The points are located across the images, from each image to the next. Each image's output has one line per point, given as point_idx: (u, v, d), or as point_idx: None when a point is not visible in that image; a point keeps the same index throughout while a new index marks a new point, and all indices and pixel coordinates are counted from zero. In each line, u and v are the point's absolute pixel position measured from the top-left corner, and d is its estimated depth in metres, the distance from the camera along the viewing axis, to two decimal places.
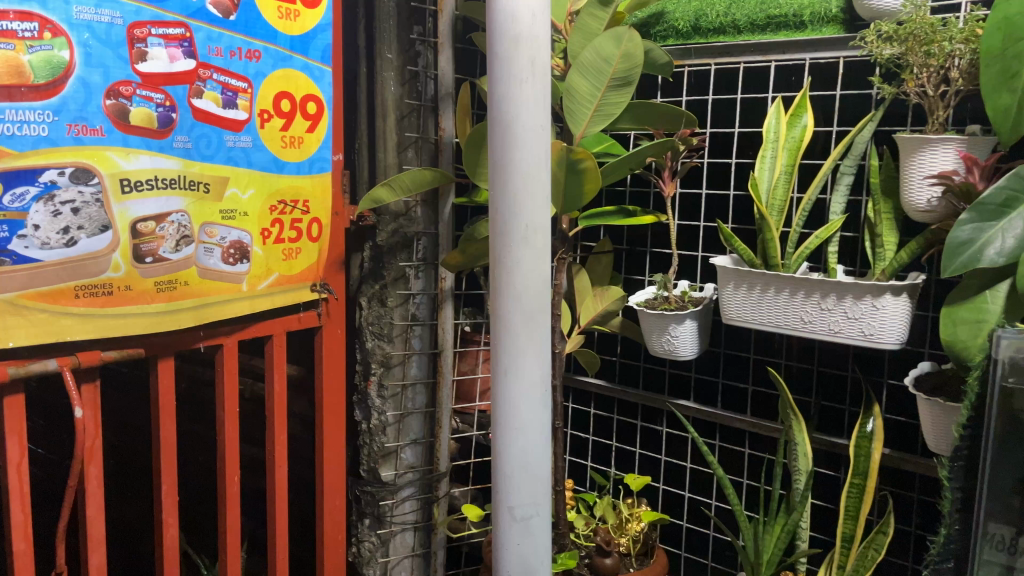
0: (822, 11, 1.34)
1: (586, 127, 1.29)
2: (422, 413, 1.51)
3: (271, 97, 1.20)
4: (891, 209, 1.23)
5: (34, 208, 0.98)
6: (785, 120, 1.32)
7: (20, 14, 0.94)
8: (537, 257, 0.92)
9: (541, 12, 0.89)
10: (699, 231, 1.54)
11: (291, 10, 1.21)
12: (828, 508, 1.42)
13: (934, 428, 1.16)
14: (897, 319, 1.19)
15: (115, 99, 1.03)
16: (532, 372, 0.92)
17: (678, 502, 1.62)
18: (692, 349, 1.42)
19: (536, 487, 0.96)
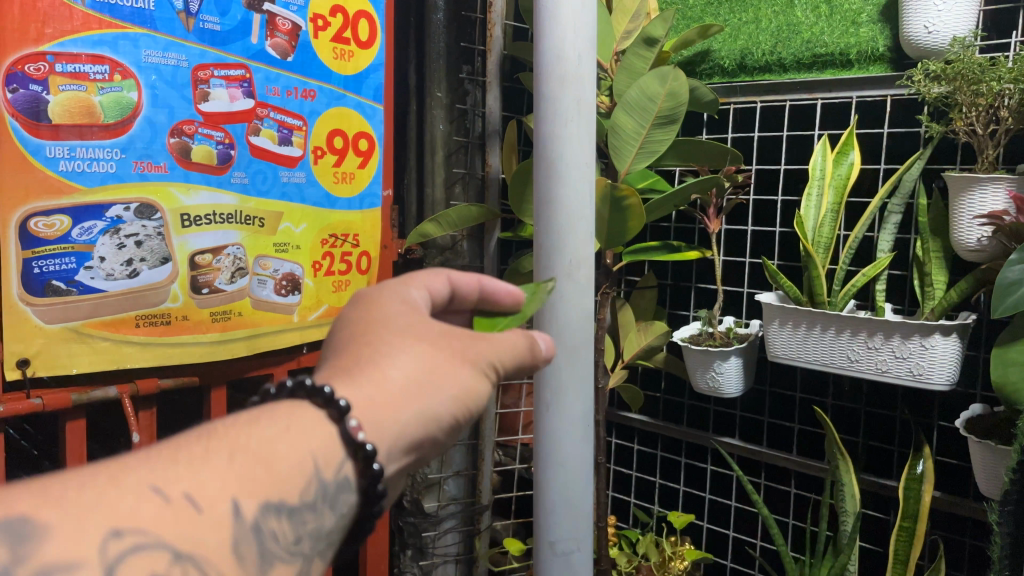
0: (869, 50, 1.34)
1: (631, 164, 1.31)
2: (465, 445, 1.51)
3: (324, 134, 1.24)
4: (940, 248, 1.22)
5: (101, 240, 1.03)
6: (831, 158, 1.32)
7: (92, 57, 0.99)
8: (580, 291, 0.94)
9: (587, 53, 0.92)
10: (745, 267, 1.53)
11: (346, 50, 1.25)
12: (877, 552, 1.39)
13: (985, 472, 1.13)
14: (947, 359, 1.17)
15: (178, 137, 1.08)
16: (574, 407, 0.93)
17: (723, 541, 1.59)
18: (737, 387, 1.41)
19: (576, 520, 0.97)
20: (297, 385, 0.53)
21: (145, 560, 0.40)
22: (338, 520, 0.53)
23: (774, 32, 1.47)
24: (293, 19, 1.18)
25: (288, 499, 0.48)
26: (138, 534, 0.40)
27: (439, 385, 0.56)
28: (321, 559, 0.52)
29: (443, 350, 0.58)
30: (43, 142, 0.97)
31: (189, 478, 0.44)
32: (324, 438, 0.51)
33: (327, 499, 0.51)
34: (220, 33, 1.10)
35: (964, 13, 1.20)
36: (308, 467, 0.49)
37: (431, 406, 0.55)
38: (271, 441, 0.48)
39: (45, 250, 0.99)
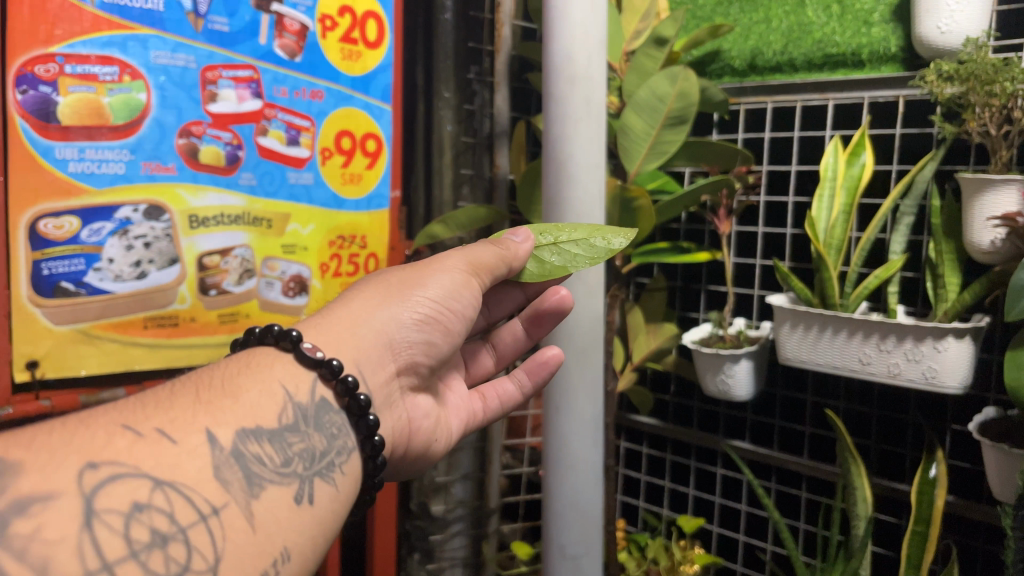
0: (881, 50, 1.33)
1: (641, 165, 1.28)
2: (473, 448, 1.49)
3: (333, 135, 1.23)
4: (953, 249, 1.20)
5: (110, 242, 1.04)
6: (844, 158, 1.30)
7: (102, 58, 1.00)
8: (590, 293, 0.93)
9: (598, 53, 0.91)
10: (756, 269, 1.52)
11: (354, 50, 1.23)
12: (888, 556, 1.38)
13: (999, 476, 1.12)
14: (959, 362, 1.16)
15: (186, 138, 1.08)
16: (584, 410, 0.93)
17: (733, 545, 1.58)
18: (748, 390, 1.40)
19: (588, 525, 0.96)
20: (257, 342, 0.66)
21: (124, 487, 0.46)
22: (326, 442, 0.61)
23: (785, 32, 1.47)
24: (302, 19, 1.17)
25: (264, 425, 0.57)
26: (114, 465, 0.47)
27: (407, 291, 0.72)
28: (322, 482, 0.59)
29: (403, 273, 0.74)
30: (53, 143, 0.98)
31: (161, 415, 0.52)
32: (284, 369, 0.62)
33: (305, 421, 0.61)
34: (229, 34, 1.10)
35: (976, 13, 1.19)
36: (271, 394, 0.59)
37: (397, 310, 0.71)
38: (232, 378, 0.59)
39: (54, 251, 1.00)
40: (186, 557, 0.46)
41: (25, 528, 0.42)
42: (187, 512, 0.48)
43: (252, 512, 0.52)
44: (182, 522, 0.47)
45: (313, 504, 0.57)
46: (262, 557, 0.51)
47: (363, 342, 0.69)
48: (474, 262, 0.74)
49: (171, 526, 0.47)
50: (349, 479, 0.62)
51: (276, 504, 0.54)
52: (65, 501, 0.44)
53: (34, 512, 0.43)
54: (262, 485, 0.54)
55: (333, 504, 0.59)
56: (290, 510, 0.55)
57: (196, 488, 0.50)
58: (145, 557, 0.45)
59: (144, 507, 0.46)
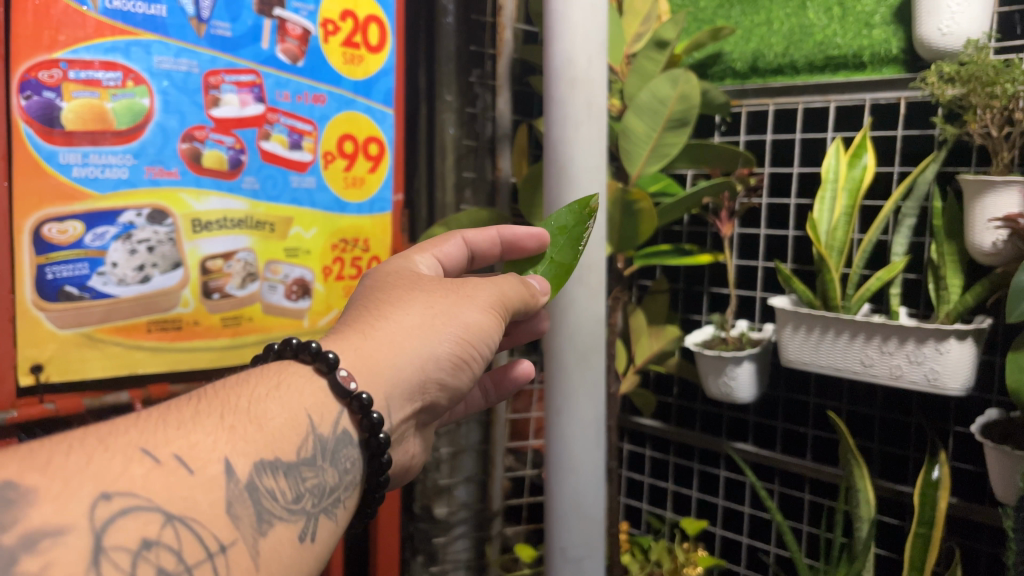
0: (883, 52, 1.33)
1: (642, 167, 1.29)
2: (476, 451, 1.50)
3: (335, 139, 1.23)
4: (955, 251, 1.20)
5: (114, 246, 1.04)
6: (846, 160, 1.30)
7: (105, 64, 1.01)
8: (591, 295, 0.94)
9: (598, 56, 0.91)
10: (758, 271, 1.52)
11: (356, 54, 1.23)
12: (892, 558, 1.38)
13: (1002, 478, 1.12)
14: (962, 363, 1.16)
15: (189, 143, 1.09)
16: (585, 413, 0.93)
17: (736, 547, 1.58)
18: (751, 392, 1.40)
19: (589, 527, 0.96)
20: (292, 353, 0.65)
21: (135, 522, 0.46)
22: (337, 477, 0.61)
23: (787, 34, 1.47)
24: (304, 24, 1.17)
25: (282, 458, 0.56)
26: (127, 497, 0.47)
27: (443, 324, 0.70)
28: (325, 520, 0.59)
29: (438, 299, 0.72)
30: (56, 149, 0.98)
31: (182, 439, 0.51)
32: (313, 398, 0.61)
33: (322, 456, 0.60)
34: (231, 39, 1.11)
35: (978, 15, 1.19)
36: (295, 424, 0.58)
37: (435, 345, 0.69)
38: (260, 401, 0.58)
39: (58, 256, 1.00)
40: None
41: (33, 565, 0.41)
42: (195, 550, 0.48)
43: (258, 550, 0.52)
44: (190, 561, 0.47)
45: (315, 542, 0.57)
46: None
47: (400, 372, 0.67)
48: (501, 302, 0.74)
49: (178, 565, 0.46)
50: (348, 514, 0.63)
51: (281, 543, 0.54)
52: (74, 538, 0.44)
53: (42, 549, 0.42)
54: (270, 523, 0.54)
55: (331, 540, 0.60)
56: (292, 547, 0.55)
57: (207, 523, 0.50)
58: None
59: (152, 545, 0.46)
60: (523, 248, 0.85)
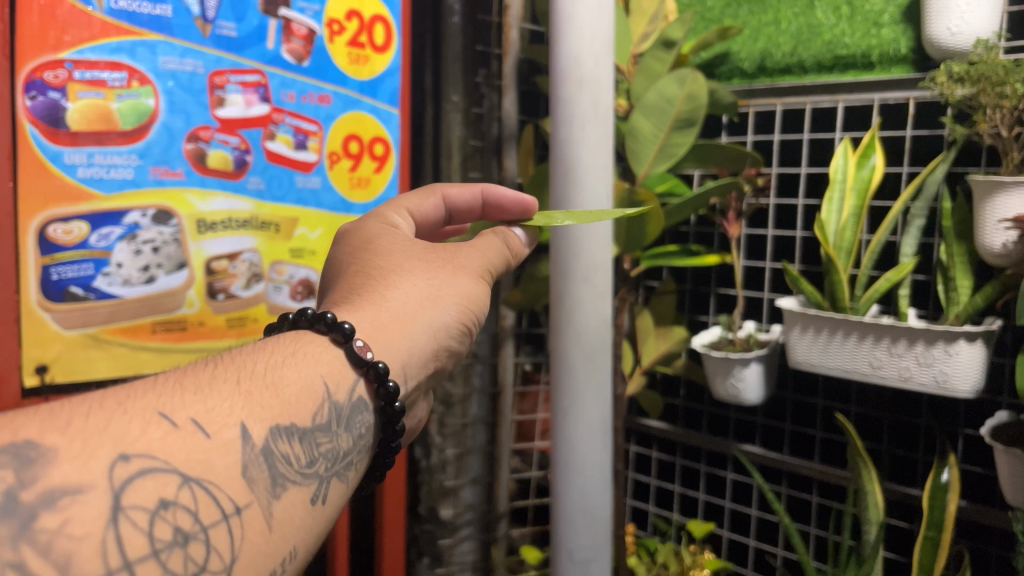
0: (892, 52, 1.33)
1: (649, 168, 1.28)
2: (482, 452, 1.49)
3: (340, 139, 1.22)
4: (964, 252, 1.19)
5: (119, 246, 1.04)
6: (854, 160, 1.29)
7: (110, 64, 1.00)
8: (597, 297, 0.93)
9: (605, 56, 0.91)
10: (766, 272, 1.51)
11: (361, 54, 1.23)
12: (900, 562, 1.37)
13: (1013, 481, 1.10)
14: (972, 366, 1.15)
15: (194, 143, 1.08)
16: (591, 414, 0.93)
17: (744, 550, 1.57)
18: (759, 394, 1.39)
19: (596, 529, 0.95)
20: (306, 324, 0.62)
21: (154, 483, 0.45)
22: (351, 442, 0.60)
23: (795, 34, 1.46)
24: (309, 24, 1.17)
25: (298, 423, 0.55)
26: (146, 458, 0.46)
27: (445, 291, 0.70)
28: (337, 484, 0.58)
29: (435, 267, 0.71)
30: (62, 150, 0.98)
31: (198, 404, 0.50)
32: (331, 365, 0.59)
33: (337, 422, 0.59)
34: (236, 39, 1.10)
35: (987, 15, 1.18)
36: (312, 390, 0.57)
37: (443, 313, 0.69)
38: (277, 368, 0.56)
39: (64, 256, 1.00)
40: (205, 557, 0.47)
41: (52, 521, 0.41)
42: (210, 511, 0.47)
43: (271, 514, 0.52)
44: (205, 522, 0.47)
45: (326, 505, 0.57)
46: (275, 556, 0.51)
47: (411, 337, 0.66)
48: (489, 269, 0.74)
49: (195, 525, 0.46)
50: (360, 476, 0.62)
51: (293, 507, 0.53)
52: (93, 496, 0.43)
53: (61, 506, 0.42)
54: (284, 487, 0.53)
55: (342, 504, 0.59)
56: (305, 511, 0.54)
57: (223, 486, 0.49)
58: (167, 557, 0.45)
59: (170, 505, 0.46)
60: (504, 209, 0.81)
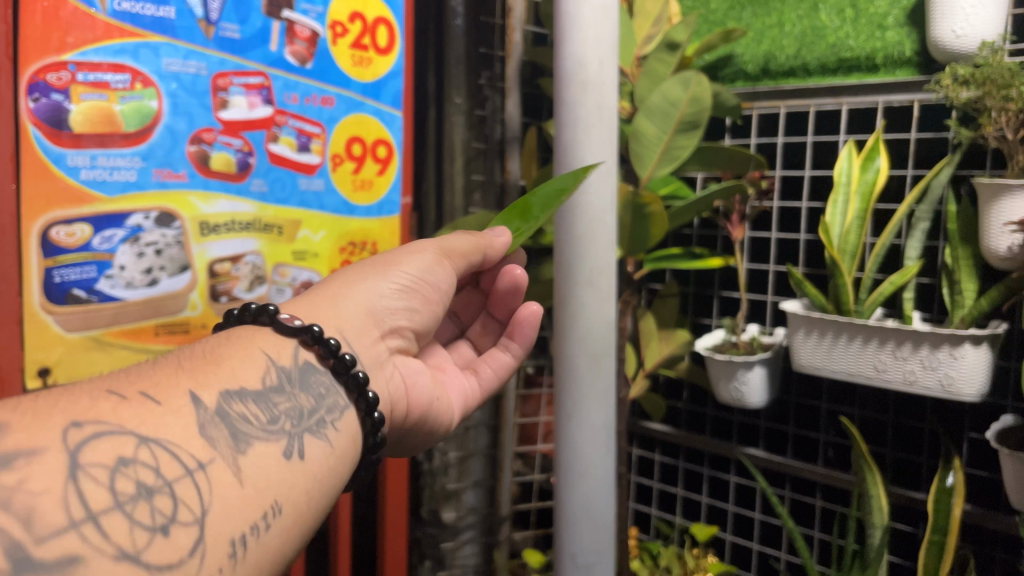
0: (896, 54, 1.32)
1: (653, 171, 1.28)
2: (484, 455, 1.49)
3: (343, 141, 1.22)
4: (970, 255, 1.19)
5: (121, 249, 1.04)
6: (858, 163, 1.29)
7: (114, 66, 1.00)
8: (602, 299, 0.92)
9: (609, 58, 0.90)
10: (769, 275, 1.51)
11: (365, 56, 1.23)
12: (905, 565, 1.36)
13: (1018, 485, 1.10)
14: (977, 370, 1.14)
15: (197, 145, 1.08)
16: (596, 418, 0.92)
17: (747, 553, 1.57)
18: (762, 397, 1.39)
19: (600, 533, 0.95)
20: (236, 320, 0.64)
21: (109, 443, 0.46)
22: (314, 401, 0.60)
23: (799, 36, 1.46)
24: (312, 26, 1.17)
25: (248, 387, 0.56)
26: (98, 424, 0.46)
27: (389, 270, 0.71)
28: (313, 439, 0.58)
29: (373, 259, 0.74)
30: (65, 151, 0.98)
31: (141, 381, 0.52)
32: (266, 340, 0.61)
33: (289, 383, 0.60)
34: (240, 41, 1.10)
35: (993, 18, 1.18)
36: (251, 358, 0.58)
37: (379, 284, 0.70)
38: (212, 349, 0.58)
39: (66, 259, 1.00)
40: (173, 509, 0.46)
41: (9, 480, 0.41)
42: (172, 466, 0.47)
43: (240, 467, 0.51)
44: (168, 476, 0.46)
45: (305, 459, 0.56)
46: (253, 509, 0.50)
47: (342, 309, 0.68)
48: (446, 247, 0.75)
49: (157, 480, 0.46)
50: (344, 436, 0.61)
51: (265, 460, 0.53)
52: (49, 456, 0.43)
53: (18, 466, 0.42)
54: (250, 443, 0.53)
55: (326, 461, 0.58)
56: (279, 464, 0.54)
57: (182, 444, 0.49)
58: (131, 509, 0.44)
59: (129, 462, 0.45)
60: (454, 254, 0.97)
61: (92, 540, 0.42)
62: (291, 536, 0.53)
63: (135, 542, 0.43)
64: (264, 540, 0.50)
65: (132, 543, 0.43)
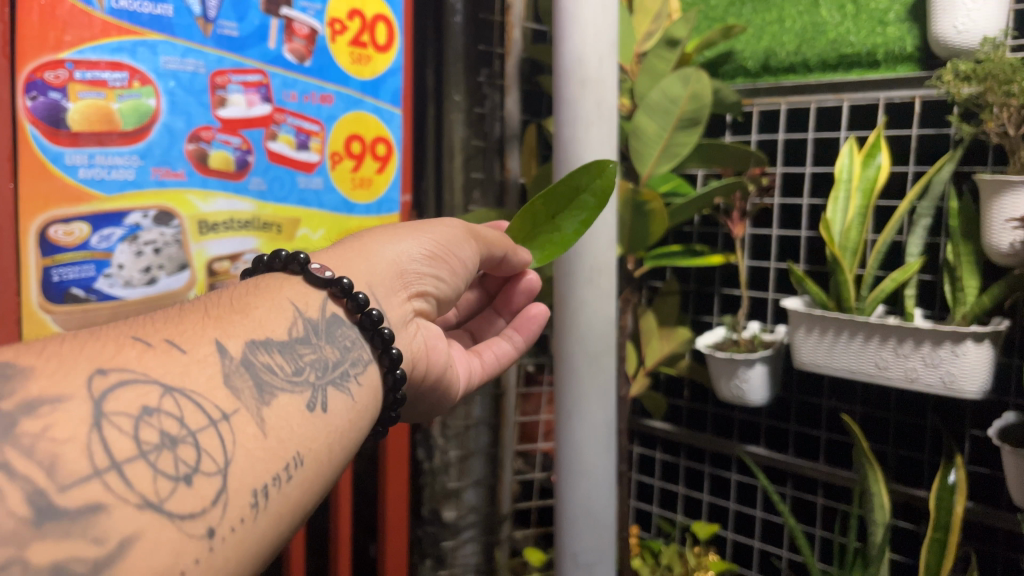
0: (897, 50, 1.32)
1: (653, 168, 1.27)
2: (485, 454, 1.49)
3: (342, 139, 1.22)
4: (971, 252, 1.18)
5: (120, 248, 1.03)
6: (859, 160, 1.28)
7: (111, 64, 1.00)
8: (602, 297, 0.92)
9: (609, 55, 0.90)
10: (770, 272, 1.51)
11: (363, 54, 1.22)
12: (906, 564, 1.36)
13: (1020, 482, 1.10)
14: (980, 367, 1.14)
15: (195, 144, 1.08)
16: (596, 416, 0.92)
17: (748, 552, 1.56)
18: (763, 395, 1.38)
19: (601, 531, 0.94)
20: (266, 268, 0.64)
21: (133, 392, 0.44)
22: (339, 353, 0.59)
23: (799, 32, 1.46)
24: (311, 23, 1.16)
25: (274, 337, 0.55)
26: (123, 371, 0.45)
27: (420, 232, 0.70)
28: (336, 392, 0.56)
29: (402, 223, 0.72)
30: (63, 150, 0.97)
31: (169, 329, 0.50)
32: (294, 290, 0.60)
33: (316, 335, 0.59)
34: (238, 39, 1.09)
35: (994, 13, 1.17)
36: (280, 309, 0.58)
37: (406, 243, 0.69)
38: (241, 298, 0.57)
39: (64, 258, 0.99)
40: (196, 459, 0.44)
41: (33, 427, 0.40)
42: (196, 417, 0.46)
43: (263, 418, 0.50)
44: (193, 426, 0.45)
45: (327, 412, 0.54)
46: (275, 459, 0.49)
47: (374, 267, 0.66)
48: (475, 229, 0.74)
49: (181, 430, 0.44)
50: (367, 391, 0.60)
51: (288, 412, 0.52)
52: (73, 405, 0.42)
53: (42, 413, 0.41)
54: (274, 393, 0.51)
55: (349, 414, 0.57)
56: (302, 417, 0.52)
57: (206, 395, 0.47)
58: (155, 458, 0.42)
59: (154, 412, 0.44)
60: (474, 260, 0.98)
61: (116, 489, 0.40)
62: (312, 488, 0.51)
63: (158, 492, 0.41)
64: (286, 491, 0.49)
65: (155, 492, 0.41)
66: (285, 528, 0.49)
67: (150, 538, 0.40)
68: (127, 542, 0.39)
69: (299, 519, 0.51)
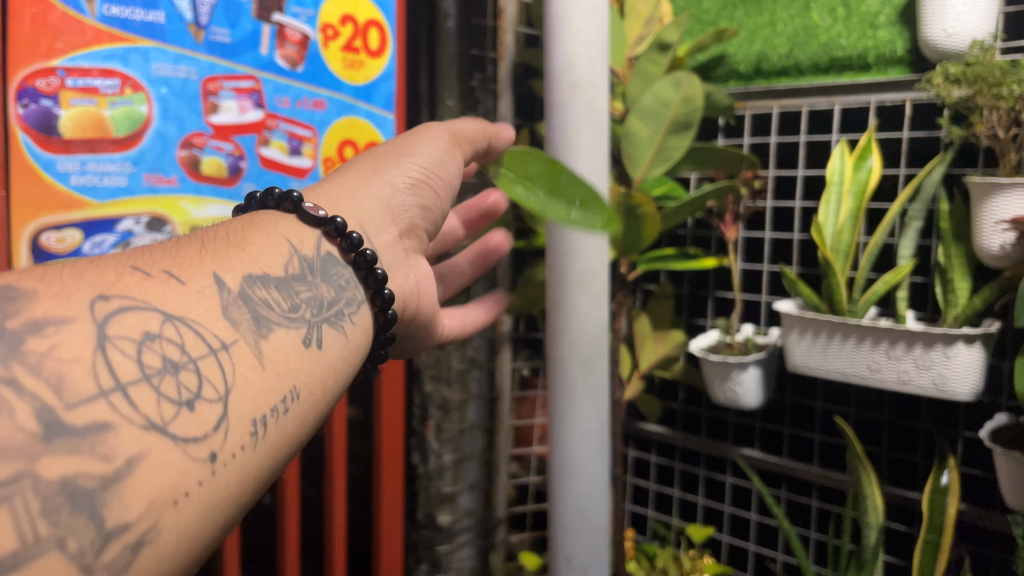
0: (888, 53, 1.32)
1: (645, 170, 1.27)
2: (480, 458, 1.49)
3: (335, 145, 1.22)
4: (962, 253, 1.18)
5: (112, 255, 1.04)
6: (851, 162, 1.29)
7: (103, 71, 1.00)
8: (594, 301, 0.92)
9: (599, 60, 0.90)
10: (763, 275, 1.51)
11: (356, 60, 1.22)
12: (900, 566, 1.36)
13: (1012, 483, 1.10)
14: (971, 368, 1.14)
15: (188, 150, 1.08)
16: (589, 421, 0.92)
17: (742, 554, 1.57)
18: (757, 397, 1.38)
19: (595, 536, 0.94)
20: (261, 204, 0.67)
21: (135, 317, 0.47)
22: (334, 292, 0.63)
23: (791, 35, 1.46)
24: (303, 29, 1.16)
25: (271, 273, 0.58)
26: (124, 298, 0.47)
27: (402, 157, 0.72)
28: (330, 329, 0.60)
29: (390, 143, 0.74)
30: (54, 157, 0.98)
31: (169, 260, 0.53)
32: (289, 227, 0.63)
33: (311, 273, 0.62)
34: (230, 45, 1.10)
35: (984, 16, 1.18)
36: (276, 246, 0.61)
37: (389, 176, 0.71)
38: (238, 233, 0.60)
39: None
40: (198, 385, 0.47)
41: (40, 346, 0.42)
42: (198, 345, 0.49)
43: (261, 350, 0.53)
44: (193, 353, 0.48)
45: (322, 347, 0.58)
46: (274, 392, 0.52)
47: (365, 206, 0.70)
48: (458, 132, 0.74)
49: (182, 356, 0.47)
50: (359, 329, 0.64)
51: (285, 347, 0.55)
52: (78, 326, 0.44)
53: (48, 333, 0.43)
54: (270, 327, 0.54)
55: (342, 351, 0.60)
56: (298, 351, 0.55)
57: (205, 325, 0.50)
58: (158, 382, 0.45)
59: (155, 336, 0.47)
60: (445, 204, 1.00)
61: (121, 410, 0.43)
62: (307, 419, 0.55)
63: (161, 414, 0.44)
64: (283, 421, 0.52)
65: (158, 415, 0.44)
66: (284, 456, 0.52)
67: (156, 456, 0.43)
68: (135, 459, 0.42)
69: (296, 450, 0.55)
